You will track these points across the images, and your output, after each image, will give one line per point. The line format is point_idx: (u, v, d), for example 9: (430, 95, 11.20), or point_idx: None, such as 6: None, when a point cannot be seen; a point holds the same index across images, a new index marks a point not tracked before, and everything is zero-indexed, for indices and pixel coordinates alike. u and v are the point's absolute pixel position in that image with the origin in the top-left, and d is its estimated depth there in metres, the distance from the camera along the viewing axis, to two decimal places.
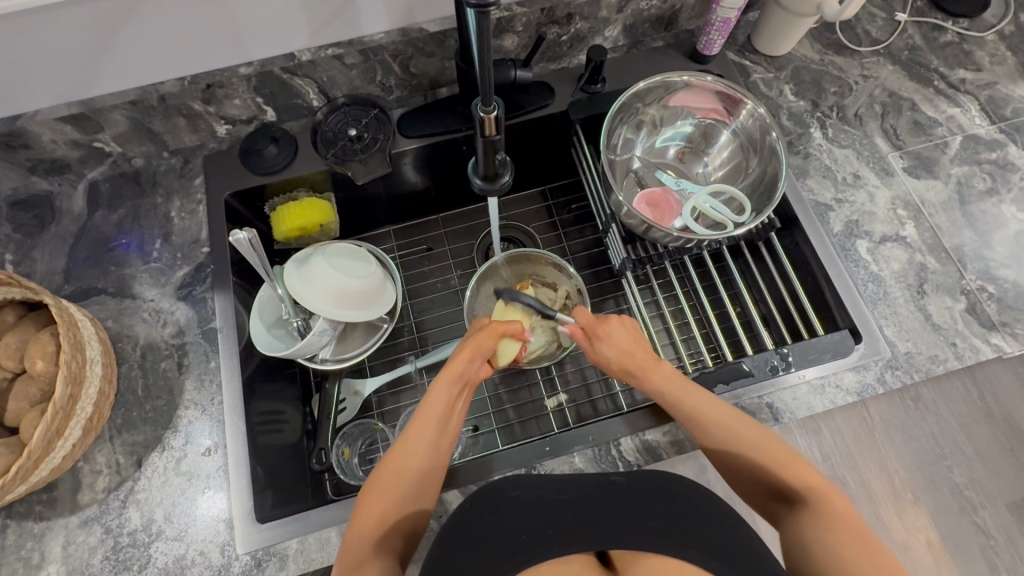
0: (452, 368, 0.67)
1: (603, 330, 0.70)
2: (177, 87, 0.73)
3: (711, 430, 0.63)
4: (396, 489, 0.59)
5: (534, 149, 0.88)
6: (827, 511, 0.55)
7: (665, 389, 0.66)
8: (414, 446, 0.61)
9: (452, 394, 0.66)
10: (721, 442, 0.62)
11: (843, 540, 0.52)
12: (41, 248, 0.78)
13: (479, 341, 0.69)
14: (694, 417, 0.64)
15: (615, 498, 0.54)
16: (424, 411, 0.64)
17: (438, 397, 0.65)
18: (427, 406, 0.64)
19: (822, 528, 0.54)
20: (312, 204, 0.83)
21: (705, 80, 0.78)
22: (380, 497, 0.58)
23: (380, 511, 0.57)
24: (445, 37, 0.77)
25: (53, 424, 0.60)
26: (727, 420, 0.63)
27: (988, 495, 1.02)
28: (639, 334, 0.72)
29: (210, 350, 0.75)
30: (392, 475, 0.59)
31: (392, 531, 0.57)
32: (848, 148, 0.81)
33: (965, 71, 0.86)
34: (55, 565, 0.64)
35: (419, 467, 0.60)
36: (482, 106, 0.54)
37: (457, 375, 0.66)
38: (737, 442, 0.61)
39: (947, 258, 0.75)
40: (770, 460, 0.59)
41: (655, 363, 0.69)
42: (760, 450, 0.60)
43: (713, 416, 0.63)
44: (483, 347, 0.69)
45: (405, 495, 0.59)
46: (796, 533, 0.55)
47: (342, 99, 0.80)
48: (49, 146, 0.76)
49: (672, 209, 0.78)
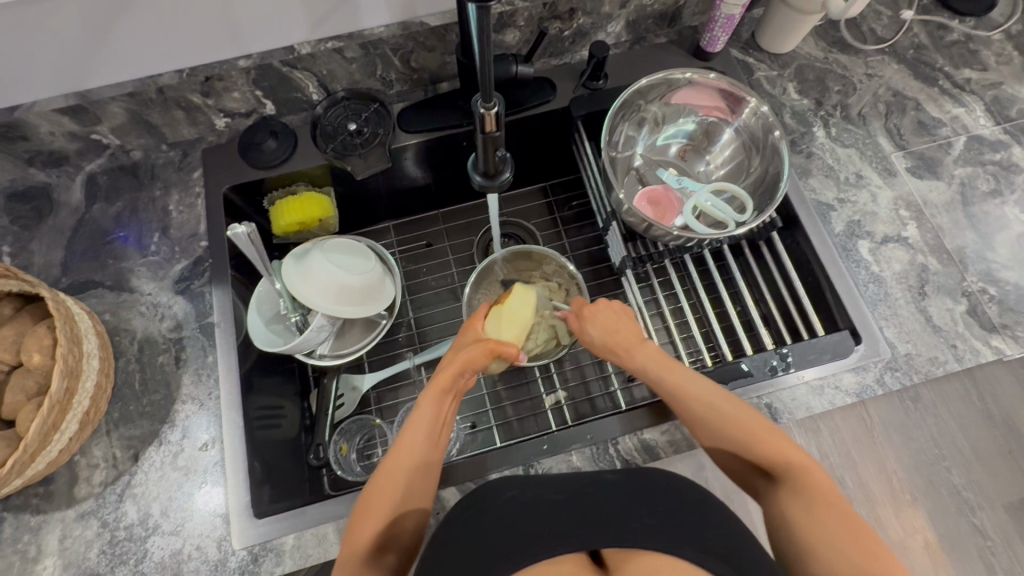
0: (442, 380, 0.65)
1: (588, 311, 0.73)
2: (176, 79, 0.72)
3: (694, 408, 0.62)
4: (389, 502, 0.58)
5: (536, 145, 0.88)
6: (803, 488, 0.55)
7: (649, 367, 0.67)
8: (403, 460, 0.60)
9: (441, 406, 0.64)
10: (703, 417, 0.62)
11: (825, 523, 0.52)
12: (37, 241, 0.78)
13: (470, 354, 0.68)
14: (677, 396, 0.64)
15: (609, 499, 0.52)
16: (412, 425, 0.63)
17: (426, 411, 0.63)
18: (418, 418, 0.63)
19: (799, 506, 0.54)
20: (311, 198, 0.83)
21: (708, 78, 0.77)
22: (373, 512, 0.57)
23: (372, 526, 0.57)
24: (446, 31, 0.76)
25: (49, 417, 0.59)
26: (708, 397, 0.62)
27: (987, 497, 1.02)
28: (630, 316, 0.72)
29: (208, 344, 0.74)
30: (386, 490, 0.58)
31: (387, 547, 0.57)
32: (851, 148, 0.81)
33: (970, 71, 0.85)
34: (52, 558, 0.64)
35: (410, 481, 0.59)
36: (482, 101, 0.53)
37: (446, 388, 0.65)
38: (720, 421, 0.61)
39: (949, 259, 0.75)
40: (751, 436, 0.59)
41: (640, 343, 0.69)
42: (739, 428, 0.60)
43: (696, 393, 0.63)
44: (474, 363, 0.68)
45: (397, 507, 0.58)
46: (772, 506, 0.56)
47: (342, 92, 0.80)
48: (46, 138, 0.75)
49: (673, 207, 0.77)
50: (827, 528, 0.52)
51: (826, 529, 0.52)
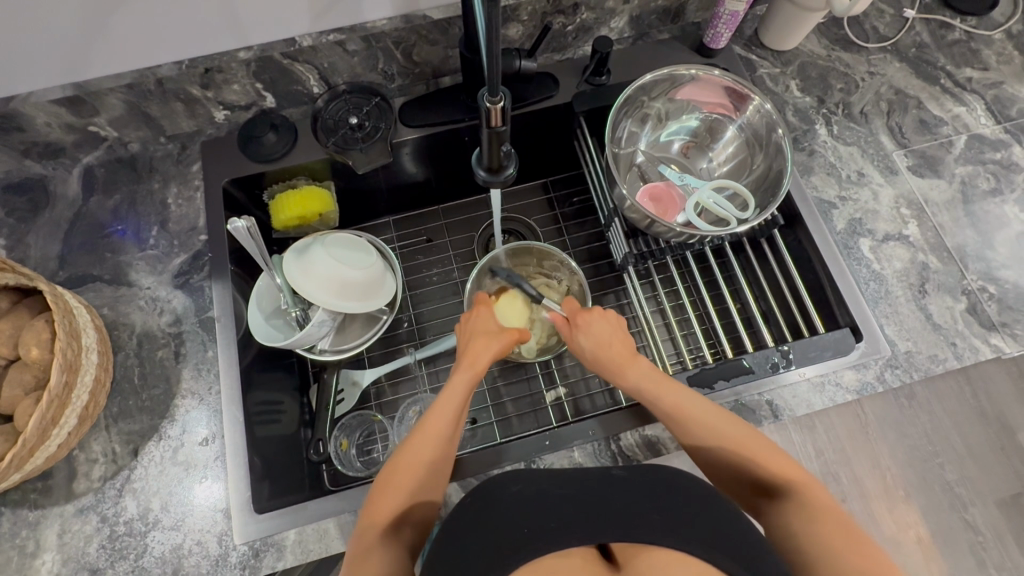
0: (476, 364, 0.67)
1: (582, 320, 0.71)
2: (175, 71, 0.71)
3: (692, 427, 0.62)
4: (412, 479, 0.58)
5: (538, 141, 0.88)
6: (806, 504, 0.55)
7: (643, 386, 0.65)
8: (428, 437, 0.60)
9: (471, 386, 0.66)
10: (701, 436, 0.61)
11: (830, 535, 0.53)
12: (34, 234, 0.77)
13: (502, 342, 0.69)
14: (675, 415, 0.63)
15: (619, 491, 0.46)
16: (441, 403, 0.63)
17: (456, 391, 0.64)
18: (447, 395, 0.63)
19: (801, 521, 0.55)
20: (311, 192, 0.82)
21: (712, 75, 0.77)
22: (393, 496, 0.57)
23: (393, 502, 0.57)
24: (449, 25, 0.75)
25: (48, 412, 0.59)
26: (709, 417, 0.62)
27: (979, 493, 1.04)
28: (622, 331, 0.71)
29: (208, 339, 0.74)
30: (410, 468, 0.59)
31: (404, 522, 0.57)
32: (853, 146, 0.81)
33: (972, 69, 0.85)
34: (50, 553, 0.64)
35: (434, 462, 0.60)
36: (488, 96, 0.52)
37: (479, 371, 0.66)
38: (717, 438, 0.61)
39: (949, 258, 0.75)
40: (750, 454, 0.59)
41: (633, 359, 0.68)
42: (737, 443, 0.60)
43: (694, 412, 0.62)
44: (501, 348, 0.69)
45: (418, 487, 0.58)
46: (777, 524, 0.56)
47: (342, 85, 0.79)
48: (43, 129, 0.74)
49: (675, 204, 0.78)
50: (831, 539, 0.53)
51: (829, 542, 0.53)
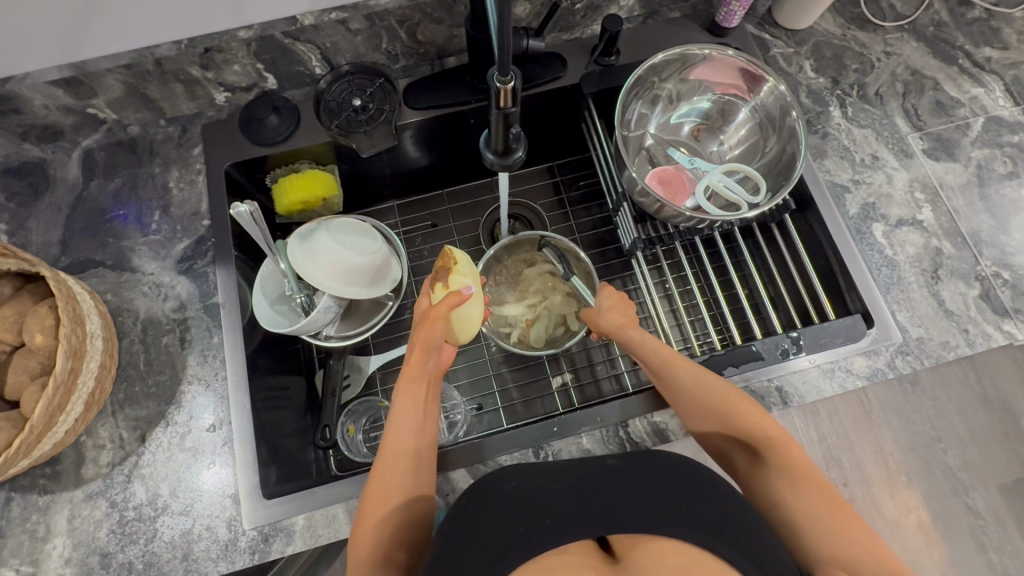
0: (409, 369, 0.64)
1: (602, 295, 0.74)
2: (173, 50, 0.69)
3: (682, 378, 0.64)
4: (385, 500, 0.56)
5: (546, 123, 0.86)
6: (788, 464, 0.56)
7: (645, 341, 0.68)
8: (391, 455, 0.59)
9: (421, 393, 0.63)
10: (688, 391, 0.63)
11: (807, 496, 0.53)
12: (35, 218, 0.76)
13: (429, 332, 0.66)
14: (669, 363, 0.65)
15: (616, 483, 0.45)
16: (394, 421, 0.61)
17: (404, 399, 0.62)
18: (398, 412, 0.62)
19: (785, 481, 0.55)
20: (315, 176, 0.81)
21: (725, 55, 0.75)
22: (371, 515, 0.55)
23: (372, 537, 0.54)
24: (454, 3, 0.73)
25: (54, 399, 0.58)
26: (700, 382, 0.63)
27: (981, 477, 1.04)
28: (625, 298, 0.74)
29: (213, 325, 0.73)
30: (381, 490, 0.57)
31: (392, 546, 0.54)
32: (867, 128, 0.79)
33: (991, 49, 0.83)
34: (61, 538, 0.64)
35: (403, 476, 0.58)
36: (498, 76, 0.51)
37: (415, 374, 0.64)
38: (706, 394, 0.62)
39: (963, 243, 0.74)
40: (739, 416, 0.60)
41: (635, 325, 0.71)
42: (717, 396, 0.61)
43: (686, 364, 0.64)
44: (432, 338, 0.65)
45: (395, 504, 0.56)
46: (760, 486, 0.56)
47: (345, 66, 0.77)
48: (40, 112, 0.73)
49: (685, 188, 0.77)
50: (809, 498, 0.53)
51: (810, 504, 0.53)
